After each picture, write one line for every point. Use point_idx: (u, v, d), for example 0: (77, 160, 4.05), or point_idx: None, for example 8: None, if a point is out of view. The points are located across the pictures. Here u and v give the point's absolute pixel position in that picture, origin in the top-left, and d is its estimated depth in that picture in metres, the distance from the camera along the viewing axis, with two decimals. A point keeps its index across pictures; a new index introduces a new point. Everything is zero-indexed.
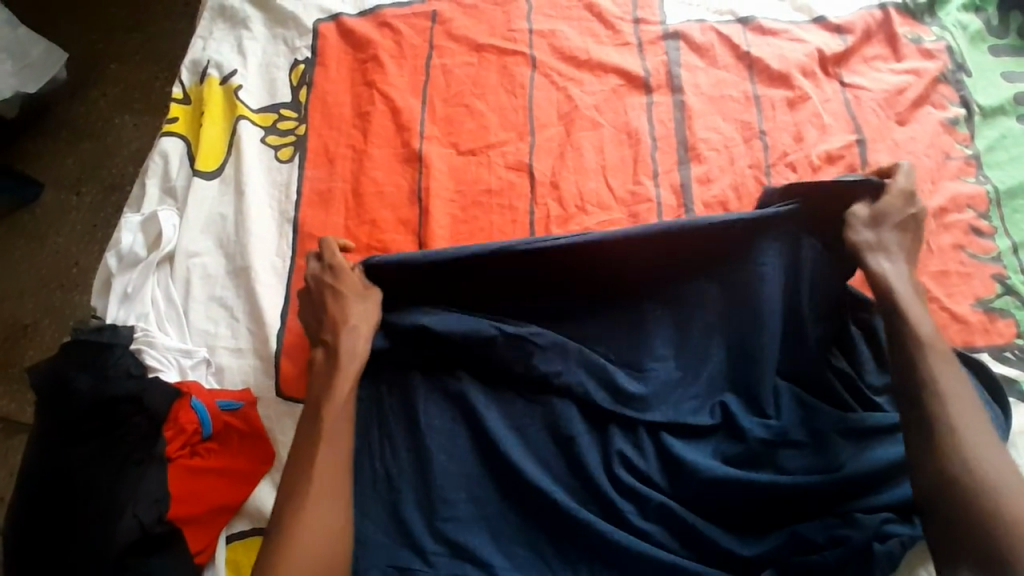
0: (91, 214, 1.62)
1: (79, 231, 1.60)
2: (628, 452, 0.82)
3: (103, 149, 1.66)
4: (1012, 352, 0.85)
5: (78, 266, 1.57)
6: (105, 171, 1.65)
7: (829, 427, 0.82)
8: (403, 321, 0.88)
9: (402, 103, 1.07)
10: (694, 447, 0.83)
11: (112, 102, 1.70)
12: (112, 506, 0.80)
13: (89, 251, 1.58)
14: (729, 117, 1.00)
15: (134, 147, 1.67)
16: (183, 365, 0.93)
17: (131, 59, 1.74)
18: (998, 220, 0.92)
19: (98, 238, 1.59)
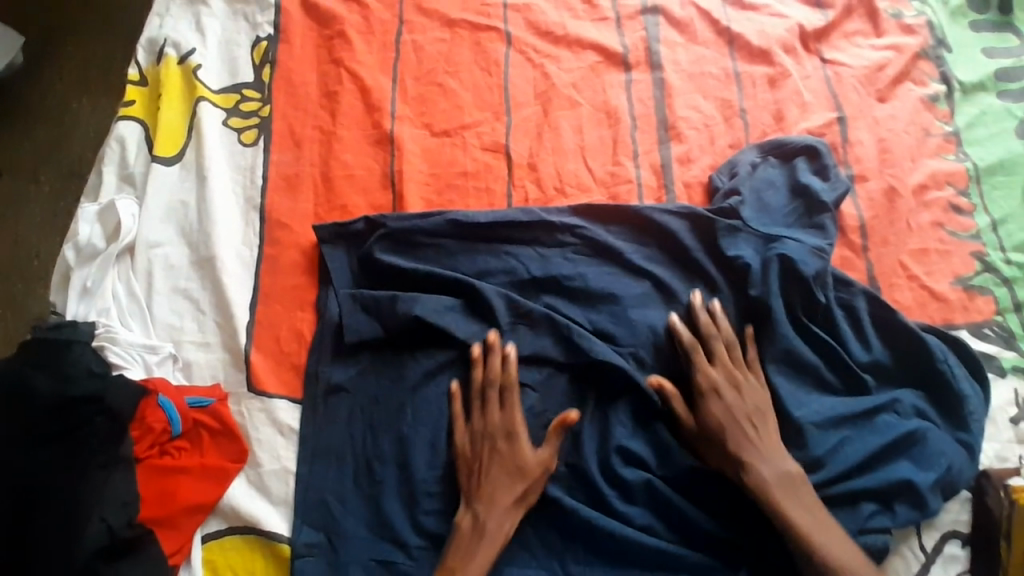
0: (51, 205, 1.54)
1: (41, 222, 1.52)
2: (626, 439, 0.81)
3: (62, 136, 1.58)
4: (991, 328, 0.86)
5: (39, 258, 1.50)
6: (65, 159, 1.57)
7: (827, 416, 0.80)
8: (397, 311, 0.87)
9: (371, 83, 1.02)
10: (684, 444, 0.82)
11: (68, 86, 1.62)
12: (76, 511, 0.77)
13: (51, 242, 1.52)
14: (709, 95, 0.98)
15: (94, 132, 1.59)
16: (148, 361, 0.89)
17: (87, 41, 1.65)
18: (978, 197, 0.92)
19: (59, 229, 1.52)
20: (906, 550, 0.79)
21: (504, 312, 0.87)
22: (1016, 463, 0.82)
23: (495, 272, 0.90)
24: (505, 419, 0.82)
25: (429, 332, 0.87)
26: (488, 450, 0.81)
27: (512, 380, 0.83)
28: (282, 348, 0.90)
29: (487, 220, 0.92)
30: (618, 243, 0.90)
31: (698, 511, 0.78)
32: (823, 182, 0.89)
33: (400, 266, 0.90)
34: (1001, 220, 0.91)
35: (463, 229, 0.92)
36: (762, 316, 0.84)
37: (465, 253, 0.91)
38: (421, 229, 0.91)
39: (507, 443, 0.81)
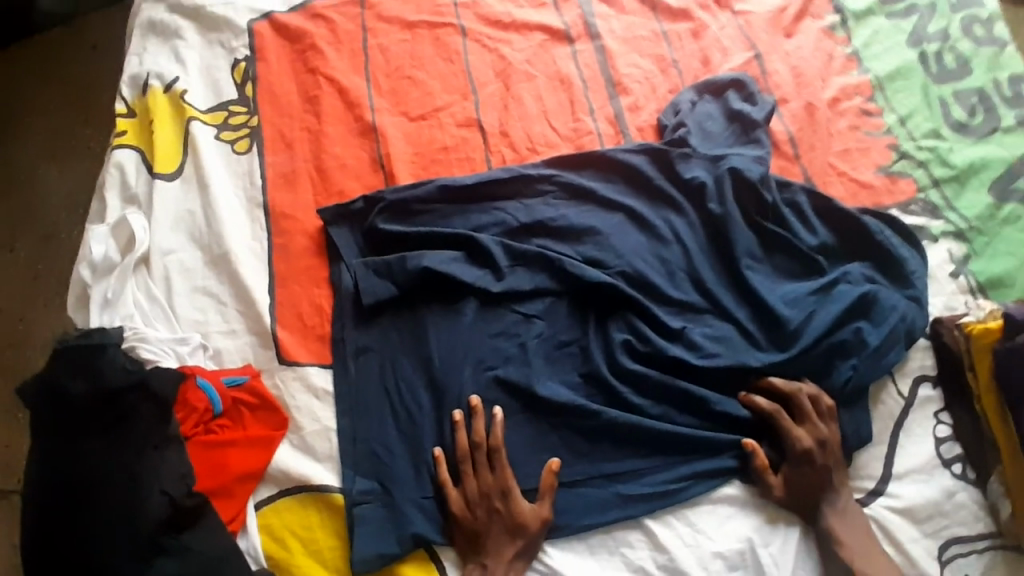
0: (30, 269, 1.55)
1: (22, 286, 1.53)
2: (630, 341, 0.92)
3: (32, 202, 1.60)
4: (916, 205, 1.02)
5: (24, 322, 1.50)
6: (38, 223, 1.58)
7: (793, 295, 0.93)
8: (407, 268, 0.96)
9: (348, 83, 1.14)
10: (679, 344, 0.92)
11: (32, 154, 1.64)
12: (136, 489, 0.81)
13: (35, 305, 1.52)
14: (645, 53, 1.13)
15: (64, 193, 1.62)
16: (180, 352, 0.95)
17: (46, 109, 1.68)
18: (883, 101, 1.09)
19: (42, 291, 1.52)
20: (884, 398, 0.92)
21: (502, 254, 0.98)
22: (964, 308, 0.96)
23: (487, 225, 1.01)
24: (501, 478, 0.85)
25: (437, 283, 0.97)
26: (491, 513, 0.84)
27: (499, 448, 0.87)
28: (305, 323, 0.98)
29: (473, 181, 1.03)
30: (592, 186, 1.02)
31: (702, 389, 0.89)
32: (750, 105, 1.05)
33: (402, 233, 1.00)
34: (906, 115, 1.08)
35: (453, 193, 1.03)
36: (724, 221, 0.96)
37: (458, 213, 1.02)
38: (416, 197, 1.02)
39: (504, 502, 0.84)
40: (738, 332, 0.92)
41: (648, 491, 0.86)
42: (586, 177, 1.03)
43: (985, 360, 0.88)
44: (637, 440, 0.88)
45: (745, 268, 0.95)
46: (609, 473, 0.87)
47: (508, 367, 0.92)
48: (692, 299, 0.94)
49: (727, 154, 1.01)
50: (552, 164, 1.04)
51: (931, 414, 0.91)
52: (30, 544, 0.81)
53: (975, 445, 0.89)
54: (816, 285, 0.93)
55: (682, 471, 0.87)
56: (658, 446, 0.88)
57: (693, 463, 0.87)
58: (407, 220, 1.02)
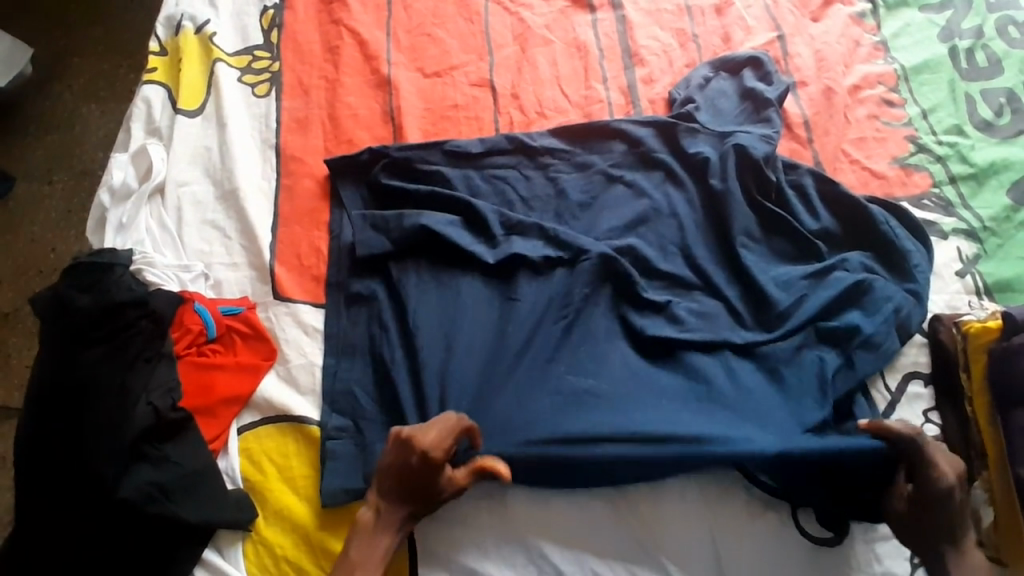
0: (64, 202, 1.63)
1: (54, 218, 1.61)
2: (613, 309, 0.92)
3: (73, 138, 1.68)
4: (929, 200, 0.99)
5: (55, 251, 1.58)
6: (76, 159, 1.66)
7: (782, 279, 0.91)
8: (404, 221, 0.98)
9: (368, 36, 1.16)
10: (663, 316, 0.91)
11: (76, 93, 1.72)
12: (126, 397, 0.86)
13: (64, 236, 1.59)
14: (666, 27, 1.12)
15: (103, 133, 1.70)
16: (183, 279, 1.00)
17: (92, 53, 1.76)
18: (907, 92, 1.06)
19: (74, 223, 1.60)
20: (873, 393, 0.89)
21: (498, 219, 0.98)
22: (967, 309, 0.92)
23: (486, 190, 1.01)
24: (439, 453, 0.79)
25: (432, 241, 0.97)
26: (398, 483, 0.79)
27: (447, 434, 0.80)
28: (303, 262, 1.02)
29: (479, 145, 1.04)
30: (595, 160, 1.02)
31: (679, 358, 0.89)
32: (765, 85, 1.03)
33: (403, 188, 1.01)
34: (930, 109, 1.04)
35: (457, 155, 1.04)
36: (723, 197, 0.95)
37: (461, 172, 1.03)
38: (421, 156, 1.04)
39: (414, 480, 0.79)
40: (724, 310, 0.91)
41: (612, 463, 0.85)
42: (589, 146, 1.03)
43: (980, 361, 0.85)
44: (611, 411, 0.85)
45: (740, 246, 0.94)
46: (586, 423, 0.84)
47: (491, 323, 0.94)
48: (683, 273, 0.94)
49: (735, 131, 0.99)
50: (558, 133, 1.04)
51: (919, 412, 0.89)
52: (27, 439, 0.87)
53: (962, 448, 0.86)
54: (810, 270, 0.91)
55: (670, 439, 0.82)
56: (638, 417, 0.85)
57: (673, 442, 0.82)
58: (409, 174, 1.04)
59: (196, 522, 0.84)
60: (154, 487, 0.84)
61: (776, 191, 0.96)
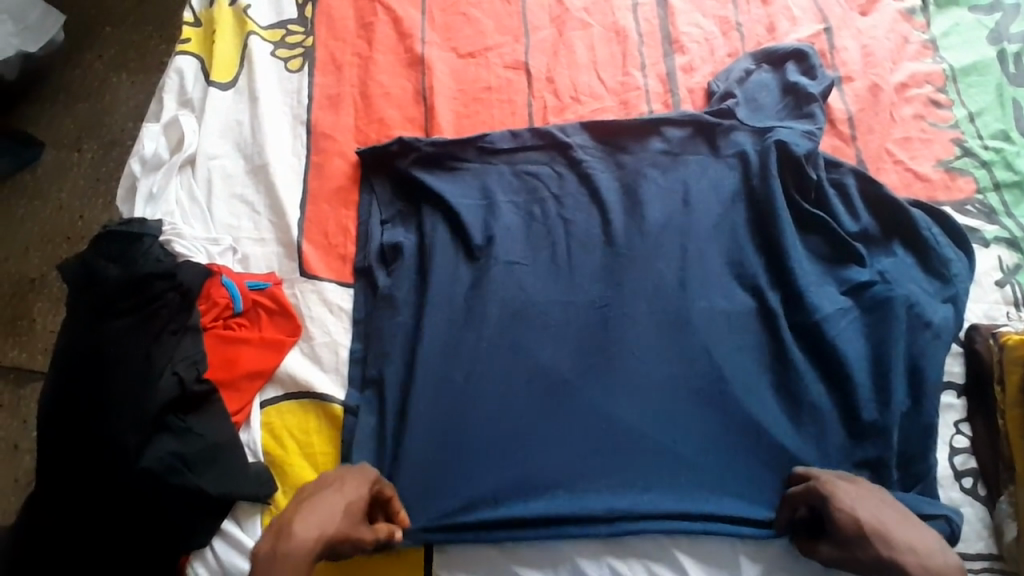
0: (93, 170, 1.64)
1: (83, 185, 1.62)
2: (638, 309, 0.91)
3: (103, 107, 1.69)
4: (972, 206, 0.95)
5: (83, 219, 1.60)
6: (105, 128, 1.67)
7: (812, 284, 0.89)
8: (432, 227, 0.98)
9: (403, 14, 1.14)
10: (693, 313, 0.90)
11: (107, 62, 1.73)
12: (151, 368, 0.87)
13: (92, 204, 1.61)
14: (708, 14, 1.08)
15: (131, 104, 1.70)
16: (211, 252, 1.00)
17: (124, 22, 1.77)
18: (955, 93, 1.02)
19: (102, 192, 1.62)
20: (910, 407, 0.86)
21: (535, 225, 0.97)
22: (1004, 320, 0.90)
23: (516, 186, 1.00)
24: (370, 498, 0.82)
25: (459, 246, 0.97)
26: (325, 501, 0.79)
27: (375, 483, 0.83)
28: (329, 240, 1.01)
29: (510, 140, 1.02)
30: (630, 157, 0.99)
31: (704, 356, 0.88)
32: (808, 79, 0.99)
33: (433, 186, 1.00)
34: (978, 112, 1.00)
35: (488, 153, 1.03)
36: (764, 194, 0.93)
37: (493, 167, 1.02)
38: (451, 153, 1.03)
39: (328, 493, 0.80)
40: (755, 308, 0.90)
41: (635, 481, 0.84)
42: (624, 138, 1.00)
43: (1015, 374, 0.82)
44: (626, 424, 0.87)
45: (774, 244, 0.92)
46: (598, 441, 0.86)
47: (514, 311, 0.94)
48: (714, 270, 0.92)
49: (774, 126, 0.96)
50: (590, 128, 1.01)
51: (949, 422, 0.86)
52: (54, 402, 0.88)
53: (991, 463, 0.84)
54: (847, 282, 0.90)
55: (681, 450, 0.85)
56: (651, 426, 0.86)
57: (683, 455, 0.85)
58: (439, 165, 1.03)
59: (216, 494, 0.85)
60: (175, 457, 0.85)
61: (816, 190, 0.94)
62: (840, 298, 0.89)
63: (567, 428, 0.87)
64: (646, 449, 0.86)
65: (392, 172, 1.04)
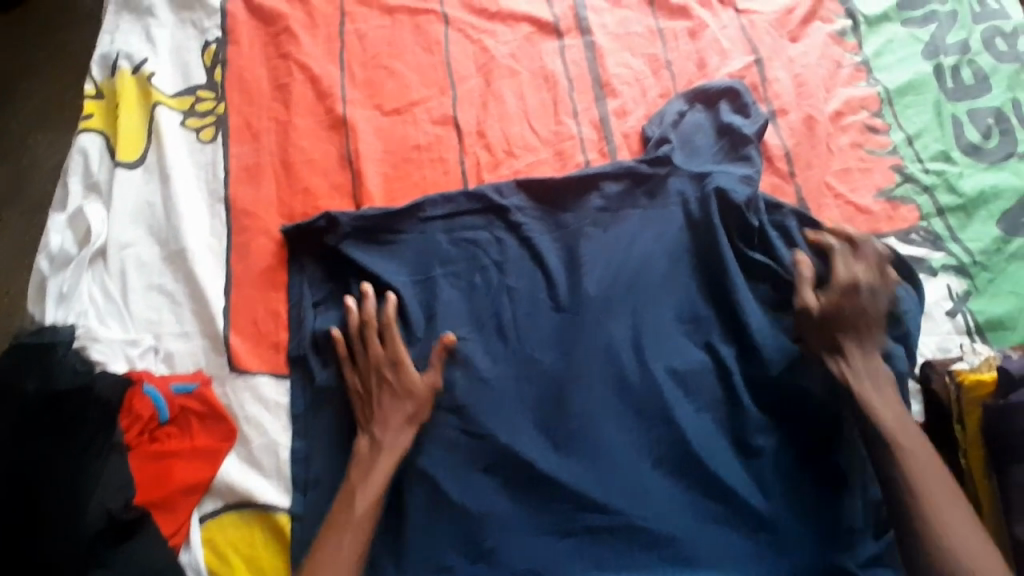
0: (16, 240, 1.51)
1: (6, 257, 1.49)
2: (593, 379, 0.87)
3: (19, 170, 1.55)
4: (917, 234, 0.95)
5: (9, 293, 1.47)
6: (24, 192, 1.54)
7: (768, 333, 0.87)
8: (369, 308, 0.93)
9: (320, 72, 1.07)
10: (648, 372, 0.87)
11: (20, 121, 1.59)
12: (77, 497, 0.80)
13: (17, 278, 1.49)
14: (637, 53, 1.05)
15: (51, 164, 1.57)
16: (131, 355, 0.93)
17: (35, 75, 1.62)
18: (891, 116, 1.01)
19: (27, 262, 1.49)
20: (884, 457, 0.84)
21: (478, 298, 0.94)
22: (958, 352, 0.89)
23: (455, 255, 0.96)
24: (409, 409, 0.86)
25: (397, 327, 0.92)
26: (379, 377, 0.87)
27: (428, 404, 0.87)
28: (259, 328, 0.95)
29: (443, 208, 0.98)
30: (569, 217, 0.96)
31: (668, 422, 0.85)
32: (742, 118, 0.97)
33: (367, 264, 0.95)
34: (915, 134, 1.00)
35: (424, 223, 0.98)
36: (710, 242, 0.91)
37: (429, 238, 0.97)
38: (384, 226, 0.97)
39: (395, 373, 0.87)
40: (709, 365, 0.87)
41: (605, 557, 0.82)
42: (563, 197, 0.97)
43: (975, 413, 0.82)
44: (594, 500, 0.83)
45: (723, 294, 0.90)
46: (564, 520, 0.83)
47: (468, 387, 0.89)
48: (667, 325, 0.89)
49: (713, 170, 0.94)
50: (525, 188, 0.97)
51: None
52: None
53: None
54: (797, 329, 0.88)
55: (650, 524, 0.82)
56: (620, 499, 0.83)
57: (655, 527, 0.81)
58: (371, 238, 0.97)
59: None
60: None
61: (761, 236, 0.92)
62: (794, 347, 0.87)
63: (533, 508, 0.84)
64: (615, 524, 0.82)
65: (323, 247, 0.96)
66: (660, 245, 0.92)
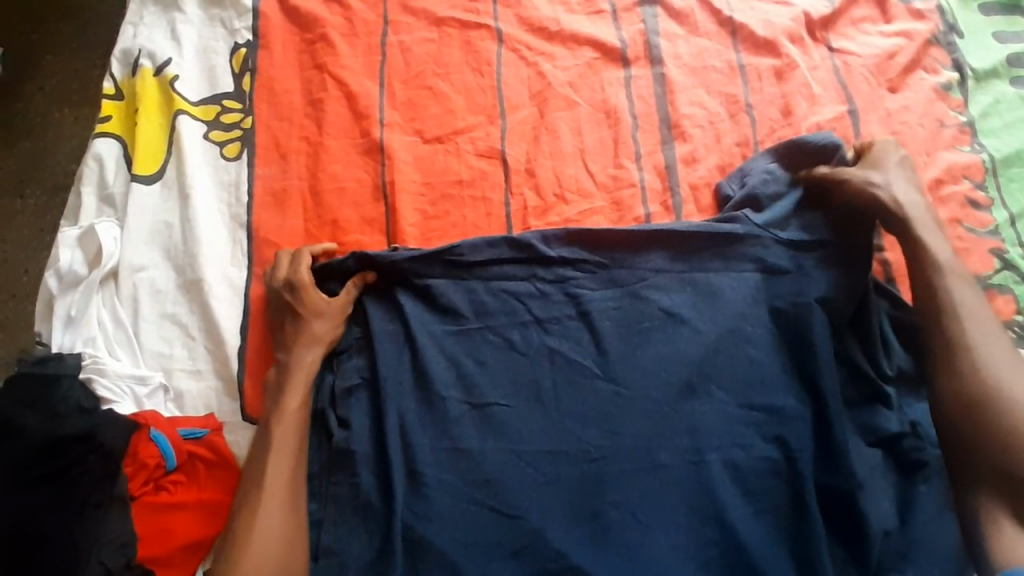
0: (36, 218, 1.41)
1: (26, 236, 1.40)
2: (642, 467, 0.78)
3: (44, 146, 1.45)
4: (1014, 328, 0.82)
5: (28, 273, 1.38)
6: (47, 170, 1.43)
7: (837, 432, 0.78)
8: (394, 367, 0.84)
9: (358, 88, 0.97)
10: (703, 465, 0.77)
11: (47, 94, 1.48)
12: (72, 556, 0.73)
13: (38, 257, 1.39)
14: (713, 91, 0.94)
15: (75, 141, 1.45)
16: (138, 394, 0.86)
17: (63, 46, 1.50)
18: (995, 190, 0.89)
19: (48, 243, 1.40)
20: None
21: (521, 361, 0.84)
22: None
23: (493, 307, 0.86)
24: (316, 329, 0.85)
25: (422, 388, 0.83)
26: (282, 306, 0.87)
27: (338, 320, 0.86)
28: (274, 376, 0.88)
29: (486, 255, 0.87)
30: (625, 275, 0.86)
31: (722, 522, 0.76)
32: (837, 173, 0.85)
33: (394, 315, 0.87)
34: (1019, 214, 0.88)
35: (463, 271, 0.87)
36: (787, 319, 0.81)
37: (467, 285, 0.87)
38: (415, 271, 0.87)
39: (291, 294, 0.86)
40: (772, 463, 0.78)
41: None
42: (617, 250, 0.87)
43: None
44: None
45: (800, 376, 0.81)
46: None
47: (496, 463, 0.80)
48: (726, 413, 0.79)
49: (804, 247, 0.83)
50: (575, 239, 0.87)
51: None
52: None
53: None
54: (875, 433, 0.79)
55: None
56: None
57: None
58: (390, 284, 0.88)
59: None
60: None
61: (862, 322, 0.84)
62: (870, 454, 0.78)
63: None
64: None
65: (310, 288, 0.86)
66: (727, 323, 0.82)
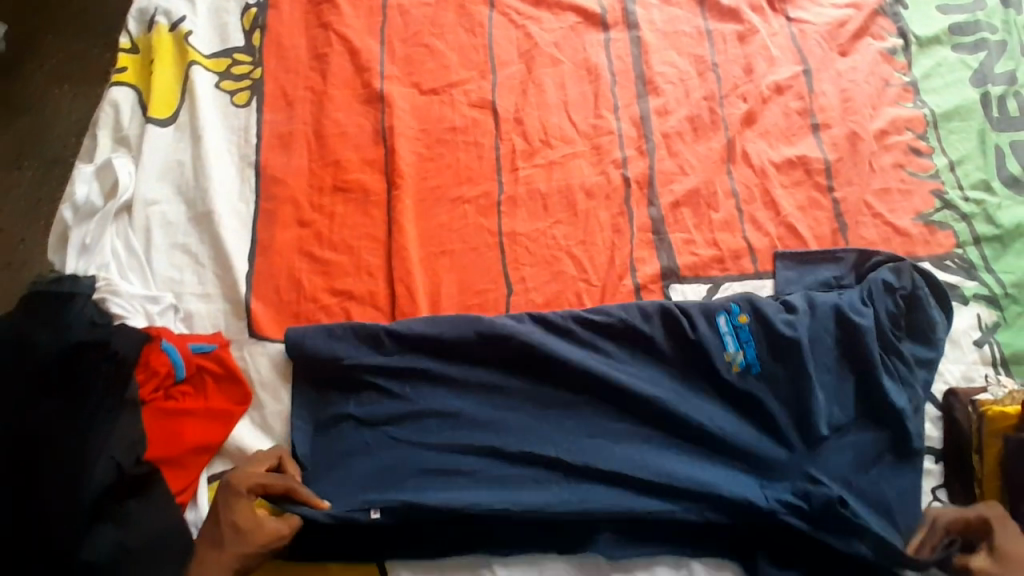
0: (34, 189, 1.46)
1: (23, 205, 1.45)
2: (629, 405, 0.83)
3: (44, 121, 1.50)
4: (952, 260, 0.94)
5: (25, 242, 1.43)
6: (48, 143, 1.49)
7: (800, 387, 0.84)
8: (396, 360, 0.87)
9: (360, 44, 1.06)
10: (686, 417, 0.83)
11: (48, 72, 1.54)
12: (83, 454, 0.78)
13: (36, 225, 1.44)
14: (683, 52, 1.04)
15: (76, 116, 1.51)
16: (150, 311, 0.91)
17: (66, 26, 1.57)
18: (936, 140, 1.00)
19: (45, 213, 1.45)
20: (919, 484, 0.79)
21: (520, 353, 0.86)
22: (982, 381, 0.88)
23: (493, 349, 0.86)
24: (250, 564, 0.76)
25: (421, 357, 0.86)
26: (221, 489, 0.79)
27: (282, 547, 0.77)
28: (281, 297, 0.94)
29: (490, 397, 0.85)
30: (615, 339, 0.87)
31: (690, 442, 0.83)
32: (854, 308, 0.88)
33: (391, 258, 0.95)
34: (958, 160, 0.99)
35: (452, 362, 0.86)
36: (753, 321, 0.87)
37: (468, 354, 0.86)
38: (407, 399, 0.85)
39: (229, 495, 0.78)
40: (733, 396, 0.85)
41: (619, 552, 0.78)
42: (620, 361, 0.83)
43: (994, 445, 0.82)
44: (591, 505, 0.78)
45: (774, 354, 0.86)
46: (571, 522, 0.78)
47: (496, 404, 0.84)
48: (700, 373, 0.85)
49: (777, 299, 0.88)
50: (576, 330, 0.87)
51: (927, 489, 0.84)
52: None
53: None
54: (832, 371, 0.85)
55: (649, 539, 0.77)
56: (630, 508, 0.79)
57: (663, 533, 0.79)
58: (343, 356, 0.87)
59: None
60: (118, 548, 0.76)
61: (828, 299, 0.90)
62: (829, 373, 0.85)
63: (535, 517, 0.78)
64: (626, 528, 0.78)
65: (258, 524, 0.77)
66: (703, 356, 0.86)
